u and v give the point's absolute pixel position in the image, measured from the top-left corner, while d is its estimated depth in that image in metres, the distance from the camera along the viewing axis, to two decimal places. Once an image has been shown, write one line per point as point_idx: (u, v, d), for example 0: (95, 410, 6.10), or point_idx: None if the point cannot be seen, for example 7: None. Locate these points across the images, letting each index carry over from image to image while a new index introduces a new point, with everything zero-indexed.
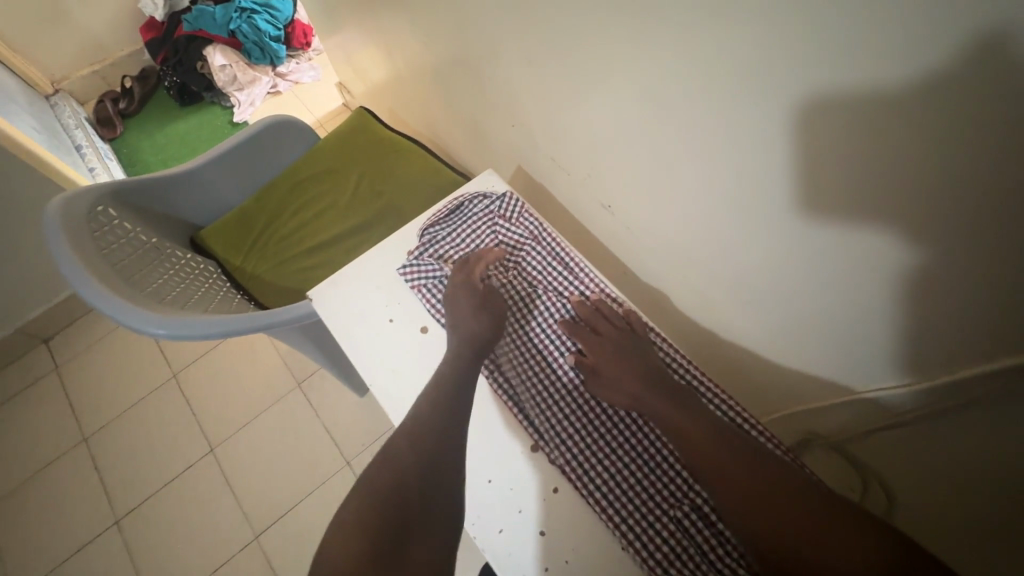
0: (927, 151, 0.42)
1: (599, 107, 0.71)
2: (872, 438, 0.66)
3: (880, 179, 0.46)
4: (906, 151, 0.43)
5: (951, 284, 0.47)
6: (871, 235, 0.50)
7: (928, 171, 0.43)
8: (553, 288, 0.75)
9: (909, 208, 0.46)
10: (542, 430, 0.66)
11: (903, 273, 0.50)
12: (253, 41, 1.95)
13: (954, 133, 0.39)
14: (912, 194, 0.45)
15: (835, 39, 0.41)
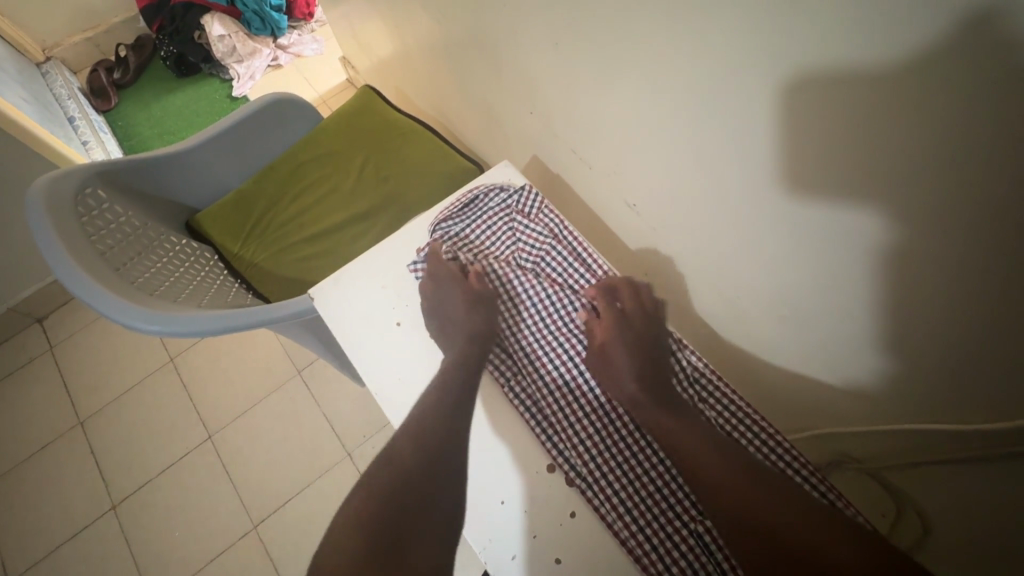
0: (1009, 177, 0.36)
1: (624, 97, 0.64)
2: (913, 469, 0.61)
3: (945, 195, 0.40)
4: (984, 173, 0.37)
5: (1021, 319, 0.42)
6: (929, 261, 0.45)
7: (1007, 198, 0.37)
8: (574, 287, 0.69)
9: (981, 237, 0.40)
10: (559, 445, 0.61)
11: (964, 305, 0.45)
12: (253, 11, 1.86)
13: None
14: (986, 221, 0.39)
15: (910, 41, 0.36)
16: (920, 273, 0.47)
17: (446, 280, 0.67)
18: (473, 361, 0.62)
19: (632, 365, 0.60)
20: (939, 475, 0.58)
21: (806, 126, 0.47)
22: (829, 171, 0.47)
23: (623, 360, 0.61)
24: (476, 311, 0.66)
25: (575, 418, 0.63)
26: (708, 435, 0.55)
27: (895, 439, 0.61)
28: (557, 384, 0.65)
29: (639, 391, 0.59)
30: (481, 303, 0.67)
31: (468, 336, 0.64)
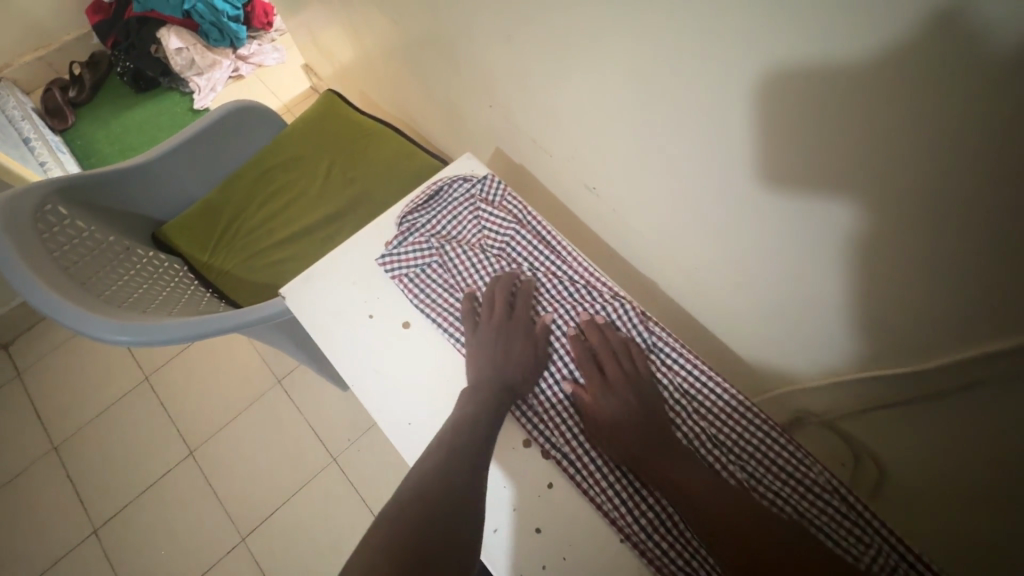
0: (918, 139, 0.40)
1: (579, 86, 0.66)
2: (868, 420, 0.64)
3: (887, 162, 0.43)
4: (896, 139, 0.41)
5: (941, 268, 0.46)
6: (860, 221, 0.49)
7: (919, 157, 0.41)
8: (542, 272, 0.70)
9: (900, 195, 0.44)
10: (534, 420, 0.63)
11: (895, 260, 0.49)
12: (210, 22, 1.84)
13: (941, 118, 0.38)
14: (902, 181, 0.43)
15: (821, 21, 0.39)
16: (866, 234, 0.49)
17: (487, 325, 0.65)
18: (502, 405, 0.60)
19: (626, 390, 0.60)
20: (892, 422, 0.62)
21: (753, 101, 0.49)
22: (776, 146, 0.50)
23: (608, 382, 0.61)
24: (514, 346, 0.64)
25: (548, 393, 0.65)
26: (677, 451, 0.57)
27: (850, 391, 0.64)
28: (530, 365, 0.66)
29: (627, 418, 0.59)
30: (515, 330, 0.65)
31: (500, 381, 0.62)
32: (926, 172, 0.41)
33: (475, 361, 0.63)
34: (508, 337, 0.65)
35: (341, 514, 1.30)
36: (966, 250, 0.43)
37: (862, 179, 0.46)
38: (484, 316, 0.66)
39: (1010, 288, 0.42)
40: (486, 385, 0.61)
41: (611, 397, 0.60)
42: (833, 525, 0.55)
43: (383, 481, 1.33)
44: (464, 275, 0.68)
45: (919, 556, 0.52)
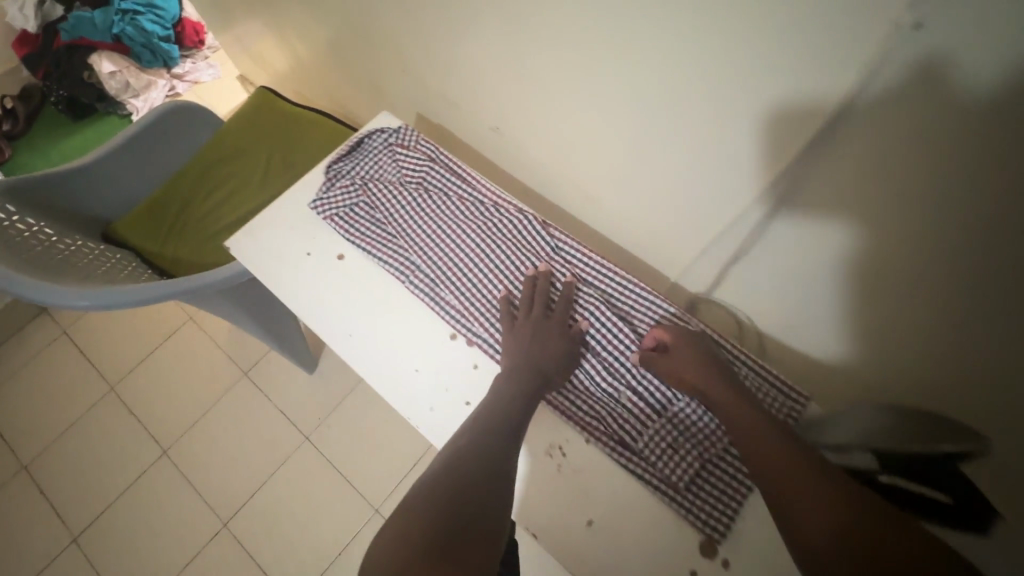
0: (702, 28, 0.51)
1: (471, 38, 0.77)
2: (741, 292, 0.73)
3: (695, 48, 0.53)
4: (690, 31, 0.52)
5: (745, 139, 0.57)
6: (686, 110, 0.59)
7: (707, 44, 0.52)
8: (456, 197, 0.77)
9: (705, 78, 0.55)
10: (456, 316, 0.70)
11: (717, 138, 0.59)
12: (142, 44, 1.86)
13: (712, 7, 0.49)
14: (703, 65, 0.54)
15: None
16: (692, 119, 0.60)
17: (526, 327, 0.66)
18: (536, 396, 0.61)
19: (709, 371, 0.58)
20: (750, 282, 0.71)
21: (593, 20, 0.60)
22: (622, 50, 0.60)
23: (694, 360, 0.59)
24: (552, 342, 0.65)
25: (469, 293, 0.71)
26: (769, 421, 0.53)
27: (721, 268, 0.73)
28: (449, 273, 0.72)
29: (709, 384, 0.57)
30: (552, 331, 0.65)
31: (537, 375, 0.62)
32: (727, 52, 0.51)
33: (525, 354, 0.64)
34: (553, 337, 0.65)
35: (317, 490, 1.35)
36: (762, 116, 0.54)
37: (679, 71, 0.56)
38: (522, 318, 0.67)
39: (789, 143, 0.54)
40: (522, 377, 0.62)
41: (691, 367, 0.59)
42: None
43: (354, 454, 1.39)
44: (387, 210, 0.76)
45: (781, 376, 0.65)
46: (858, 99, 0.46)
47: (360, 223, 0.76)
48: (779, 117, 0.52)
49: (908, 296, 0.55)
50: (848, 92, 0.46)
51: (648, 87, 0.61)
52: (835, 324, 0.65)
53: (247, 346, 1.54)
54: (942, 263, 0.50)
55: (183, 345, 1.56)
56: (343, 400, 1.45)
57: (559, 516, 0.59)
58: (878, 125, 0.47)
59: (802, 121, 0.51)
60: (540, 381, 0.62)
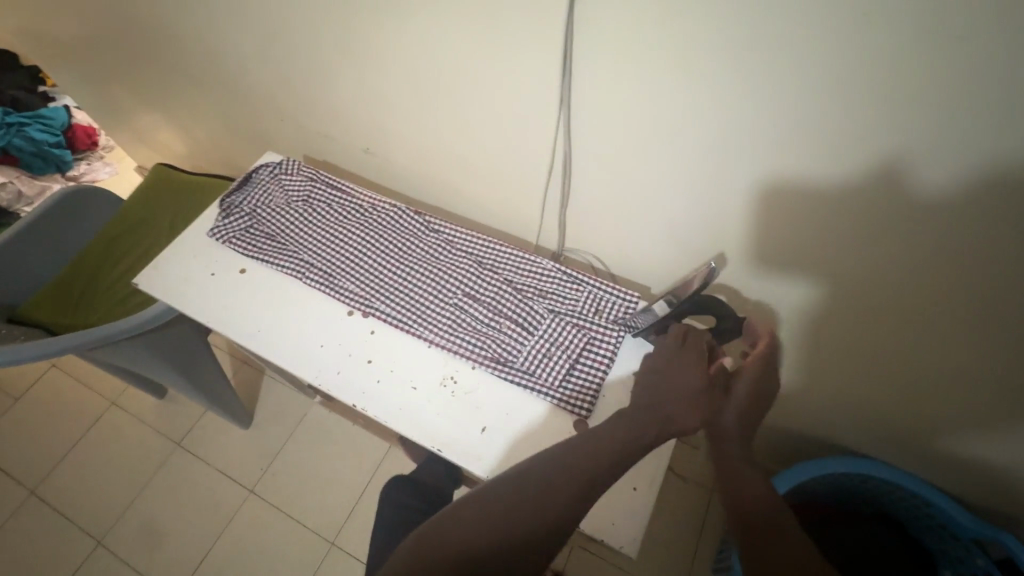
0: (479, 35, 0.70)
1: (329, 75, 0.92)
2: (586, 234, 0.92)
3: (481, 49, 0.71)
4: (473, 39, 0.71)
5: (534, 110, 0.75)
6: (493, 97, 0.78)
7: (486, 46, 0.71)
8: (338, 204, 0.89)
9: (495, 71, 0.73)
10: (351, 296, 0.81)
11: (518, 115, 0.78)
12: (32, 153, 1.86)
13: (478, 17, 0.68)
14: (489, 62, 0.73)
15: None
16: (499, 104, 0.78)
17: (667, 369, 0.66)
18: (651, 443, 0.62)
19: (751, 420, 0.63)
20: (588, 222, 0.89)
21: (410, 41, 0.77)
22: (436, 61, 0.77)
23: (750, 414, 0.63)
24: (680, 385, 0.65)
25: (359, 276, 0.82)
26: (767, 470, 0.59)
27: (563, 218, 0.91)
28: (341, 264, 0.83)
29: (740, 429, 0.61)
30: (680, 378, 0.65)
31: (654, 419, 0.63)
32: (499, 46, 0.70)
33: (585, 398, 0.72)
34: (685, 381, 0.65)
35: (269, 538, 1.35)
36: (537, 89, 0.72)
37: (479, 68, 0.74)
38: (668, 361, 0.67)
39: (560, 106, 0.72)
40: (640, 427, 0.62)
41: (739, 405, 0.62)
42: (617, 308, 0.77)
43: (303, 494, 1.40)
44: (278, 226, 0.88)
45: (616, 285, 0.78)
46: (577, 64, 0.66)
47: (269, 247, 0.86)
48: (546, 86, 0.71)
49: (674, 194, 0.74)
50: (570, 58, 0.65)
51: (454, 82, 0.79)
52: (649, 229, 0.84)
53: (176, 415, 1.53)
54: (680, 162, 0.71)
55: (107, 432, 1.52)
56: (284, 444, 1.48)
57: (460, 429, 0.71)
58: (605, 79, 0.66)
59: (549, 81, 0.70)
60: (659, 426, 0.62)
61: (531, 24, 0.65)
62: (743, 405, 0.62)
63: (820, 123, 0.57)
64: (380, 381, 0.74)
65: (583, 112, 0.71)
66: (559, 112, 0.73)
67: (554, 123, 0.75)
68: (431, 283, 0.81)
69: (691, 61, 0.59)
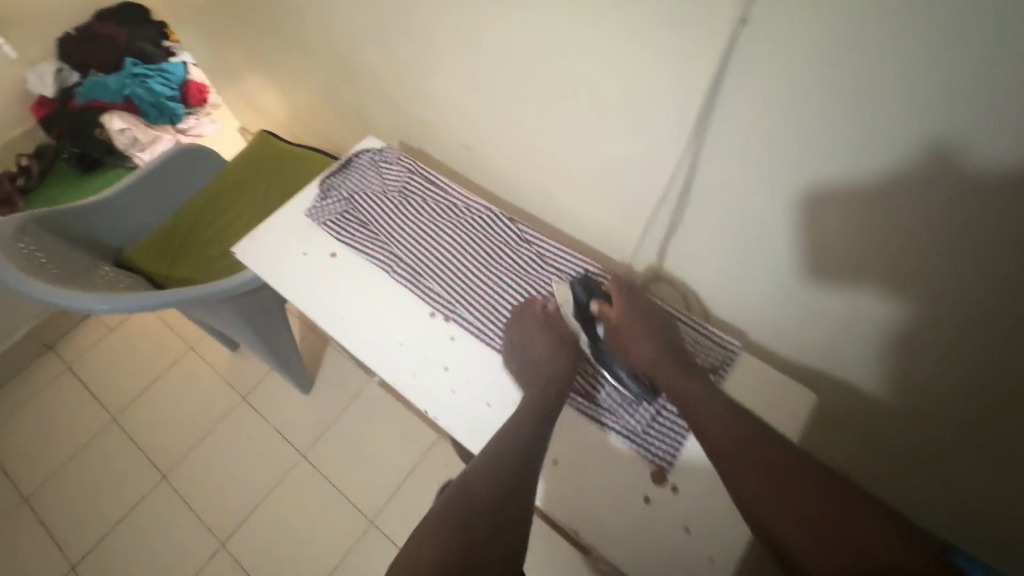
0: (613, 47, 0.65)
1: (442, 68, 0.91)
2: (684, 268, 0.86)
3: (612, 61, 0.67)
4: (606, 50, 0.66)
5: (657, 132, 0.70)
6: (612, 113, 0.73)
7: (619, 59, 0.66)
8: (431, 199, 0.88)
9: (622, 86, 0.69)
10: (435, 298, 0.80)
11: (637, 135, 0.73)
12: (150, 103, 1.99)
13: (617, 29, 0.63)
14: (618, 76, 0.68)
15: None
16: (618, 121, 0.73)
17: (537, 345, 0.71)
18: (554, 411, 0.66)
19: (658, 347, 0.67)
20: (689, 256, 0.83)
21: (534, 44, 0.73)
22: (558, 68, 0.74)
23: (651, 340, 0.67)
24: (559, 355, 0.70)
25: (445, 279, 0.81)
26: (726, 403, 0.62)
27: (661, 247, 0.85)
28: (429, 264, 0.83)
29: (660, 353, 0.66)
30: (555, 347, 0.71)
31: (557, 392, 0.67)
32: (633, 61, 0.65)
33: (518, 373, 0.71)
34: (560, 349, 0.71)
35: (313, 504, 1.39)
36: (665, 111, 0.67)
37: (605, 81, 0.70)
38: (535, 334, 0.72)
39: (689, 133, 0.67)
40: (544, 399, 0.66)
41: (644, 336, 0.68)
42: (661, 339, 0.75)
43: (350, 468, 1.44)
44: (370, 214, 0.88)
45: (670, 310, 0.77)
46: (720, 90, 0.61)
47: (361, 236, 0.86)
48: (678, 109, 0.66)
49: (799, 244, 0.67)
50: (714, 83, 0.60)
51: (576, 92, 0.75)
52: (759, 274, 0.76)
53: (245, 371, 1.61)
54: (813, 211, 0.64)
55: (183, 374, 1.62)
56: (339, 415, 1.52)
57: None
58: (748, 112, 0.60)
59: (688, 108, 0.65)
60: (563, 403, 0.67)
61: (683, 45, 0.60)
62: (642, 342, 0.67)
63: (864, 113, 0.52)
64: (453, 392, 0.73)
65: (713, 141, 0.66)
66: (685, 138, 0.68)
67: (681, 150, 0.70)
68: (518, 300, 0.79)
69: (857, 105, 0.53)
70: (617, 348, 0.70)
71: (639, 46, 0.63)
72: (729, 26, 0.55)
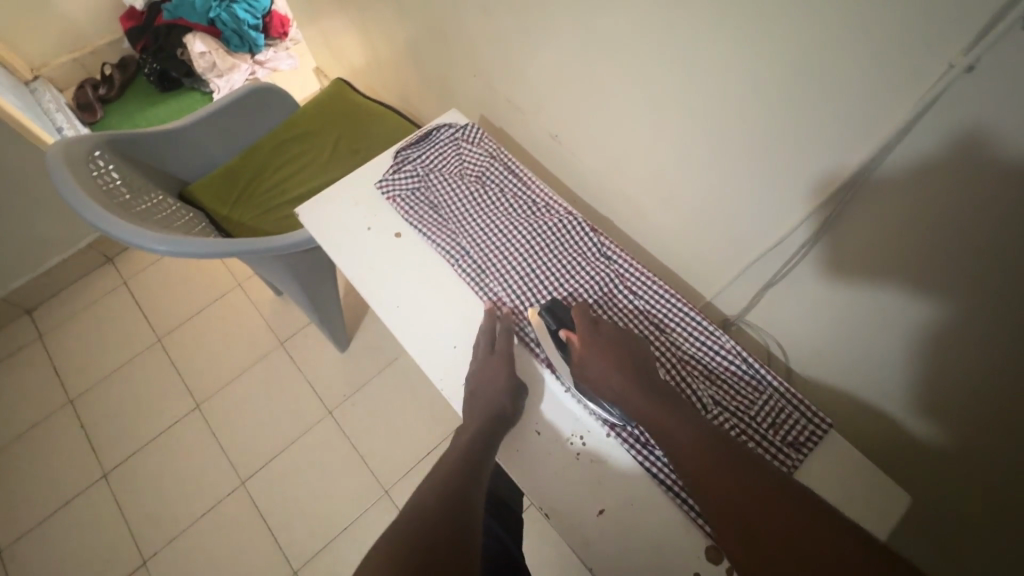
0: (767, 62, 0.55)
1: (546, 48, 0.82)
2: (773, 320, 0.76)
3: (761, 77, 0.56)
4: (756, 62, 0.56)
5: (792, 169, 0.60)
6: (741, 135, 0.63)
7: (770, 76, 0.55)
8: (509, 192, 0.81)
9: (766, 108, 0.58)
10: (498, 303, 0.74)
11: (765, 167, 0.63)
12: (232, 29, 1.95)
13: (780, 43, 0.52)
14: (764, 96, 0.57)
15: None
16: (747, 146, 0.63)
17: (488, 356, 0.68)
18: (496, 431, 0.63)
19: (620, 370, 0.61)
20: (782, 308, 0.74)
21: (664, 41, 0.63)
22: (687, 74, 0.63)
23: (607, 362, 0.62)
24: (499, 374, 0.66)
25: (509, 283, 0.75)
26: (702, 432, 0.55)
27: (752, 290, 0.76)
28: (493, 264, 0.76)
29: (630, 382, 0.60)
30: (500, 351, 0.68)
31: (493, 407, 0.64)
32: (789, 82, 0.54)
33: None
34: (502, 364, 0.67)
35: (333, 463, 1.40)
36: (812, 147, 0.57)
37: (744, 99, 0.59)
38: (484, 350, 0.69)
39: (830, 180, 0.57)
40: (483, 410, 0.64)
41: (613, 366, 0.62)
42: (721, 392, 0.68)
43: (374, 436, 1.43)
44: (444, 198, 0.82)
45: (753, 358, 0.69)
46: (894, 144, 0.50)
47: (422, 219, 0.80)
48: (828, 149, 0.55)
49: (930, 334, 0.58)
50: (890, 128, 0.49)
51: (703, 104, 0.64)
52: (869, 349, 0.66)
53: (287, 317, 1.62)
54: (959, 307, 0.54)
55: (228, 308, 1.65)
56: (371, 380, 1.51)
57: (575, 500, 0.63)
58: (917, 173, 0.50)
59: (844, 152, 0.54)
60: (500, 420, 0.64)
61: (870, 80, 0.48)
62: (604, 367, 0.62)
63: None
64: None
65: (864, 197, 0.55)
66: (825, 186, 0.58)
67: (819, 197, 0.59)
68: None
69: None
70: (586, 380, 0.64)
71: (801, 67, 0.52)
72: (942, 69, 0.43)
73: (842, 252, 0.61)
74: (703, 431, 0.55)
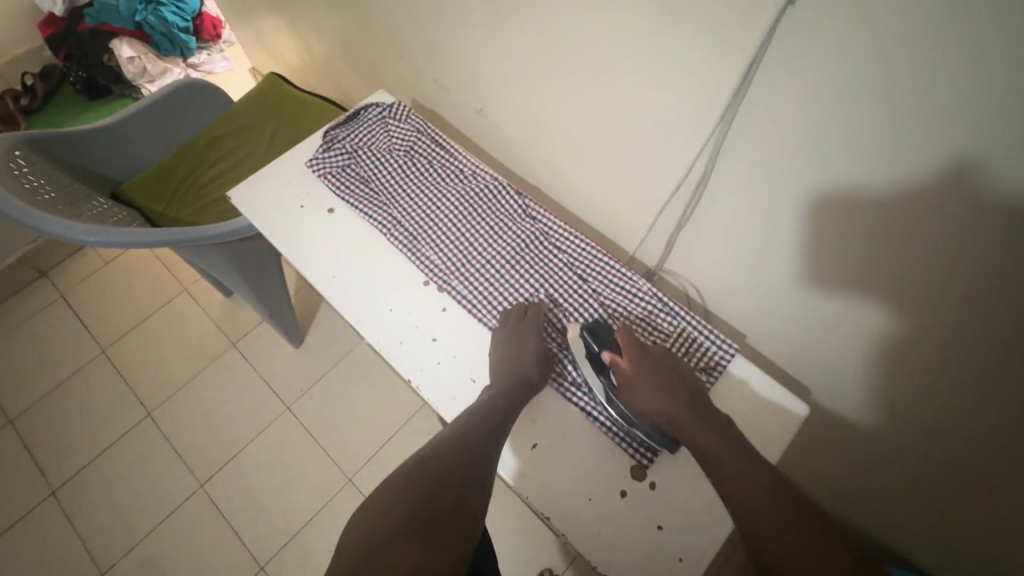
0: (644, 14, 0.61)
1: (460, 24, 0.86)
2: (687, 264, 0.83)
3: (642, 29, 0.62)
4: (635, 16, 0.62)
5: (678, 114, 0.66)
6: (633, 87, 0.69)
7: (647, 28, 0.61)
8: (439, 165, 0.85)
9: (648, 58, 0.64)
10: (432, 267, 0.78)
11: (657, 116, 0.69)
12: (161, 33, 1.89)
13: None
14: (646, 47, 0.63)
15: None
16: (640, 97, 0.69)
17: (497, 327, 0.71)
18: (515, 393, 0.64)
19: (664, 392, 0.62)
20: (693, 250, 0.80)
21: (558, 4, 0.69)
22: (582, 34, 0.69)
23: (651, 385, 0.63)
24: (528, 343, 0.69)
25: (446, 250, 0.79)
26: (747, 453, 0.55)
27: (666, 237, 0.82)
28: (430, 232, 0.80)
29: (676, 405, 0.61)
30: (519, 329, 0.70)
31: (512, 373, 0.65)
32: (663, 30, 0.60)
33: (498, 362, 0.67)
34: (523, 333, 0.70)
35: (294, 456, 1.40)
36: (689, 90, 0.63)
37: (630, 51, 0.65)
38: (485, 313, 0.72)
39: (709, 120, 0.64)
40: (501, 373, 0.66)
41: (656, 389, 0.63)
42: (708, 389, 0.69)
43: (334, 426, 1.44)
44: (374, 173, 0.85)
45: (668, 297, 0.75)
46: (752, 79, 0.57)
47: (359, 195, 0.83)
48: (702, 91, 0.62)
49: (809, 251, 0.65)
50: (746, 65, 0.56)
51: (600, 62, 0.70)
52: (765, 277, 0.73)
53: (237, 317, 1.60)
54: (826, 221, 0.61)
55: (174, 314, 1.61)
56: (327, 372, 1.51)
57: (510, 438, 0.67)
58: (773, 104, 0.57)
59: (715, 93, 0.61)
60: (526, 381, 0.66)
61: (723, 22, 0.55)
62: (649, 392, 0.62)
63: (861, 100, 0.50)
64: (441, 364, 0.71)
65: (738, 133, 0.62)
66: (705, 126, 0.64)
67: (705, 138, 0.65)
68: (516, 281, 0.77)
69: (896, 114, 0.48)
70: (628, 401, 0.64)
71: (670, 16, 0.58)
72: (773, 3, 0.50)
73: (729, 187, 0.68)
74: (750, 456, 0.55)
